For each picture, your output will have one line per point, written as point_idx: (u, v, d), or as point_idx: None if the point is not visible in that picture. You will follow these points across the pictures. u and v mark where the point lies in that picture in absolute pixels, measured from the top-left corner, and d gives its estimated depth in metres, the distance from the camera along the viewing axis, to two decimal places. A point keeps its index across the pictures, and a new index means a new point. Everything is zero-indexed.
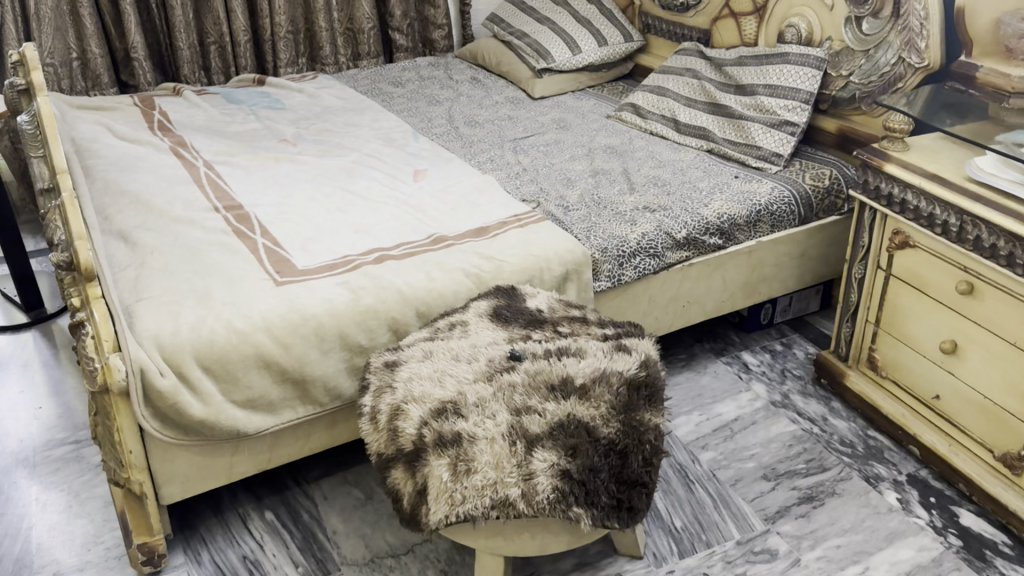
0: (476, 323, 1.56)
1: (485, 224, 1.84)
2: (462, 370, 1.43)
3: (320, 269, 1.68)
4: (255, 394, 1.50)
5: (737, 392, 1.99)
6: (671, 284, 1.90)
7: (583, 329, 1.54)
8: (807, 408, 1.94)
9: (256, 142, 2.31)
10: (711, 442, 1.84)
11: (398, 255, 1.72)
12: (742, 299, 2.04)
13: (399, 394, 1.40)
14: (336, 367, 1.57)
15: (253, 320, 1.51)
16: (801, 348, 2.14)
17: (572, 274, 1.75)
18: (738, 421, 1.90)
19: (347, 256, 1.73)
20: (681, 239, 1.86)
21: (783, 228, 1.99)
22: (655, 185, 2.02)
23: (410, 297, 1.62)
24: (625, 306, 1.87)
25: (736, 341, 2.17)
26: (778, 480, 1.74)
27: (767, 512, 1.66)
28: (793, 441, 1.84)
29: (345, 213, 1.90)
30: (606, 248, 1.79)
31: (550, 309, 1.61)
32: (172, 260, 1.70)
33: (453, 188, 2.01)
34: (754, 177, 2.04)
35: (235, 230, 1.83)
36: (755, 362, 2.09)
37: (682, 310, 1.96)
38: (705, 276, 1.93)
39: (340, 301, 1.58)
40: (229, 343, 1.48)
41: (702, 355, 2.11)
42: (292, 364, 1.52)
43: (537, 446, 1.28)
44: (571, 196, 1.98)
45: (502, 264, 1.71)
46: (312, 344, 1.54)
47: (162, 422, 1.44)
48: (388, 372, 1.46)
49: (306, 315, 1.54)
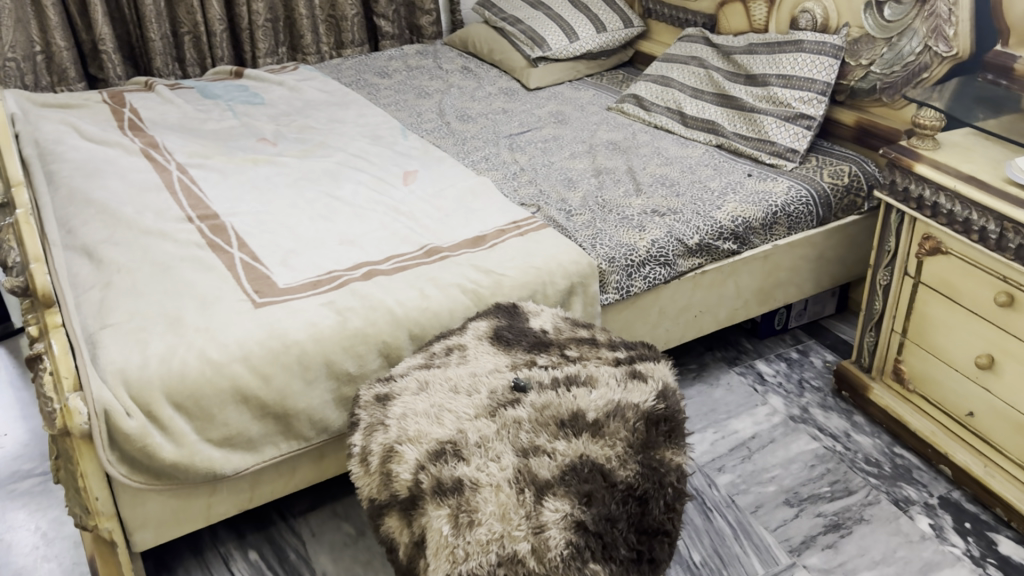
0: (475, 348, 1.42)
1: (482, 233, 1.70)
2: (461, 404, 1.29)
3: (303, 288, 1.54)
4: (233, 431, 1.36)
5: (753, 407, 1.86)
6: (683, 293, 1.76)
7: (593, 353, 1.41)
8: (829, 423, 1.82)
9: (233, 141, 2.16)
10: (728, 463, 1.72)
11: (388, 270, 1.58)
12: (757, 307, 1.91)
13: (392, 433, 1.26)
14: (322, 398, 1.43)
15: (229, 349, 1.38)
16: (819, 355, 2.01)
17: (578, 287, 1.61)
18: (756, 439, 1.78)
19: (332, 271, 1.58)
20: (693, 246, 1.73)
21: (800, 230, 1.86)
22: (663, 186, 1.89)
23: (402, 318, 1.48)
24: (634, 319, 1.73)
25: (750, 349, 2.04)
26: (801, 506, 1.62)
27: (792, 543, 1.54)
28: (816, 461, 1.72)
29: (329, 222, 1.75)
30: (614, 257, 1.65)
31: (556, 329, 1.47)
32: (142, 281, 1.56)
33: (445, 192, 1.87)
34: (769, 175, 1.91)
35: (210, 244, 1.68)
36: (770, 372, 1.96)
37: (695, 321, 1.82)
38: (719, 283, 1.80)
39: (325, 324, 1.44)
40: (203, 377, 1.34)
41: (715, 366, 1.98)
42: (272, 397, 1.38)
43: (548, 495, 1.15)
44: (574, 198, 1.84)
45: (502, 277, 1.57)
46: (295, 373, 1.40)
47: (129, 466, 1.30)
48: (379, 406, 1.32)
49: (288, 342, 1.40)
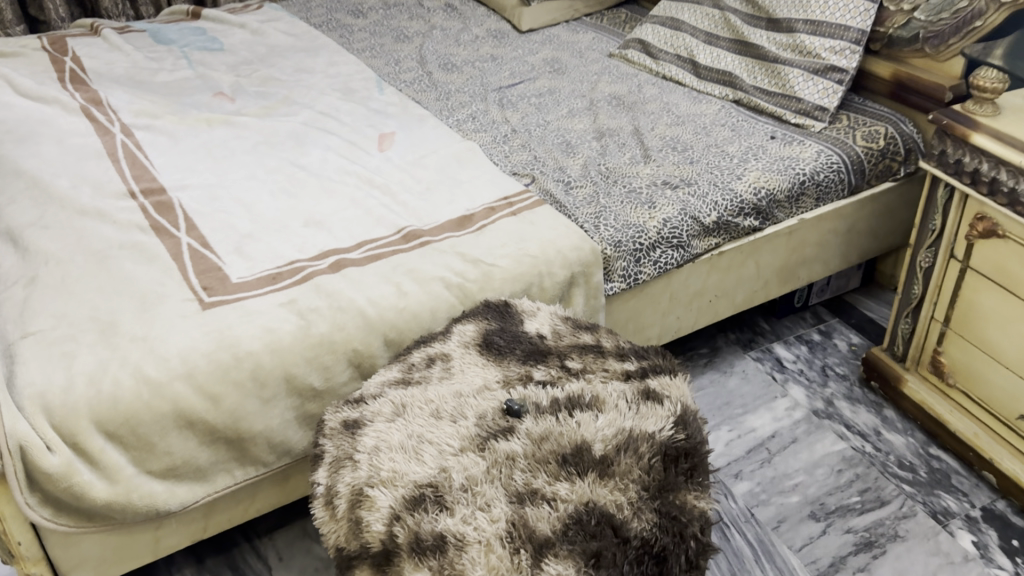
0: (461, 358, 1.22)
1: (469, 211, 1.48)
2: (444, 434, 1.09)
3: (261, 282, 1.32)
4: (178, 461, 1.17)
5: (772, 399, 1.67)
6: (697, 277, 1.55)
7: (598, 364, 1.21)
8: (856, 419, 1.64)
9: (187, 95, 1.91)
10: (745, 469, 1.54)
11: (358, 260, 1.36)
12: (779, 286, 1.70)
13: (362, 471, 1.07)
14: (282, 418, 1.23)
15: (170, 365, 1.17)
16: (843, 338, 1.82)
17: (579, 277, 1.40)
18: (776, 439, 1.59)
19: (294, 260, 1.37)
20: (710, 225, 1.51)
21: (829, 202, 1.65)
22: (674, 151, 1.67)
23: (375, 321, 1.27)
24: (642, 308, 1.52)
25: (767, 331, 1.84)
26: (829, 521, 1.45)
27: (819, 566, 1.37)
28: (843, 465, 1.54)
29: (293, 199, 1.53)
30: (621, 241, 1.44)
31: (554, 333, 1.26)
32: (73, 275, 1.34)
33: (426, 159, 1.64)
34: (795, 137, 1.69)
35: (155, 226, 1.46)
36: (790, 358, 1.77)
37: (710, 305, 1.62)
38: (737, 264, 1.59)
39: (284, 331, 1.23)
40: (139, 400, 1.14)
41: (728, 350, 1.79)
42: (222, 420, 1.18)
43: (547, 555, 0.95)
44: (573, 167, 1.63)
45: (491, 268, 1.35)
46: (248, 391, 1.19)
47: (54, 509, 1.10)
48: (347, 436, 1.11)
49: (240, 355, 1.20)
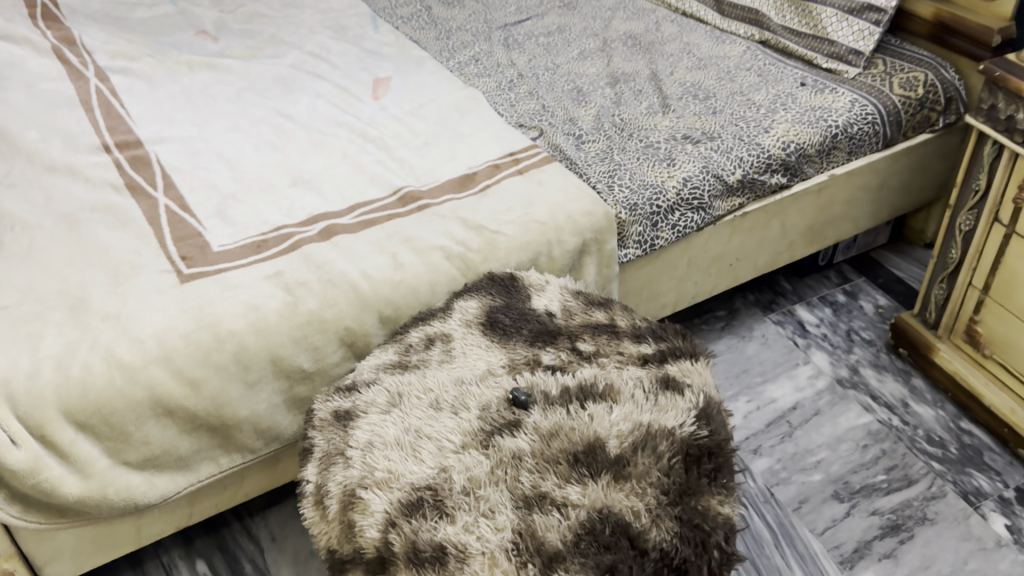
0: (463, 339, 1.12)
1: (472, 169, 1.36)
2: (444, 428, 1.00)
3: (245, 251, 1.22)
4: (157, 451, 1.08)
5: (793, 367, 1.58)
6: (718, 240, 1.44)
7: (613, 348, 1.10)
8: (883, 389, 1.54)
9: (167, 34, 1.77)
10: (765, 444, 1.45)
11: (350, 226, 1.25)
12: (804, 246, 1.59)
13: (355, 470, 0.97)
14: (269, 402, 1.13)
15: (145, 347, 1.07)
16: (870, 300, 1.72)
17: (591, 245, 1.29)
18: (798, 411, 1.50)
19: (282, 226, 1.26)
20: (734, 184, 1.39)
21: (861, 155, 1.52)
22: (695, 100, 1.54)
23: (369, 296, 1.16)
24: (658, 275, 1.42)
25: (789, 291, 1.74)
26: (853, 502, 1.36)
27: (843, 551, 1.30)
28: (868, 441, 1.45)
29: (280, 155, 1.41)
30: (637, 204, 1.32)
31: (564, 311, 1.16)
32: (41, 242, 1.23)
33: (425, 109, 1.51)
34: (827, 84, 1.55)
35: (130, 184, 1.34)
36: (813, 321, 1.67)
37: (731, 269, 1.51)
38: (761, 224, 1.48)
39: (270, 309, 1.13)
40: (112, 387, 1.04)
41: (747, 314, 1.68)
42: (204, 406, 1.09)
43: (557, 571, 0.86)
44: (584, 117, 1.50)
45: (495, 236, 1.24)
46: (231, 375, 1.09)
47: (23, 506, 1.02)
48: (338, 429, 1.02)
49: (222, 336, 1.10)
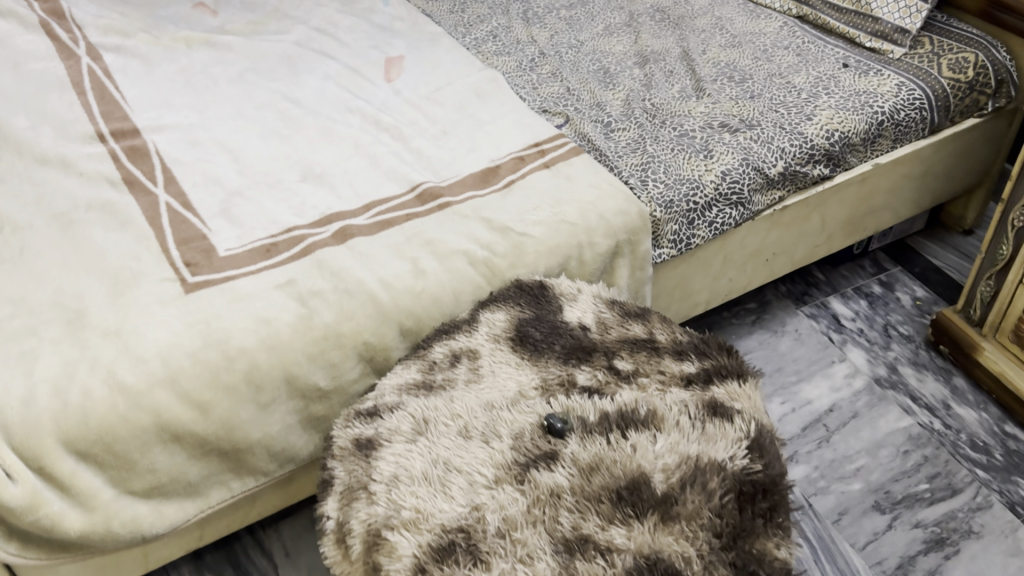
0: (491, 356, 1.04)
1: (495, 161, 1.27)
2: (475, 459, 0.93)
3: (254, 256, 1.13)
4: (164, 478, 1.00)
5: (829, 365, 1.51)
6: (755, 235, 1.35)
7: (653, 366, 1.03)
8: (923, 389, 1.47)
9: (163, 7, 1.66)
10: (801, 449, 1.39)
11: (366, 227, 1.17)
12: (843, 238, 1.51)
13: (380, 508, 0.90)
14: (282, 423, 1.05)
15: (149, 368, 0.99)
16: (907, 291, 1.64)
17: (625, 247, 1.20)
18: (835, 413, 1.44)
19: (292, 227, 1.17)
20: (775, 177, 1.30)
21: (906, 143, 1.43)
22: (731, 83, 1.44)
23: (389, 308, 1.08)
24: (692, 273, 1.33)
25: (822, 282, 1.66)
26: (895, 513, 1.30)
27: (885, 567, 1.23)
28: (909, 446, 1.39)
29: (288, 145, 1.31)
30: (673, 201, 1.23)
31: (599, 324, 1.07)
32: (33, 245, 1.14)
33: (442, 93, 1.41)
34: (871, 66, 1.45)
35: (128, 179, 1.24)
36: (848, 315, 1.59)
37: (767, 264, 1.43)
38: (801, 218, 1.39)
39: (283, 323, 1.04)
40: (114, 412, 0.96)
41: (779, 307, 1.61)
42: (213, 430, 1.01)
43: None
44: (613, 102, 1.41)
45: (523, 239, 1.15)
46: (243, 397, 1.02)
47: (21, 542, 0.95)
48: (360, 459, 0.95)
49: (231, 354, 1.02)
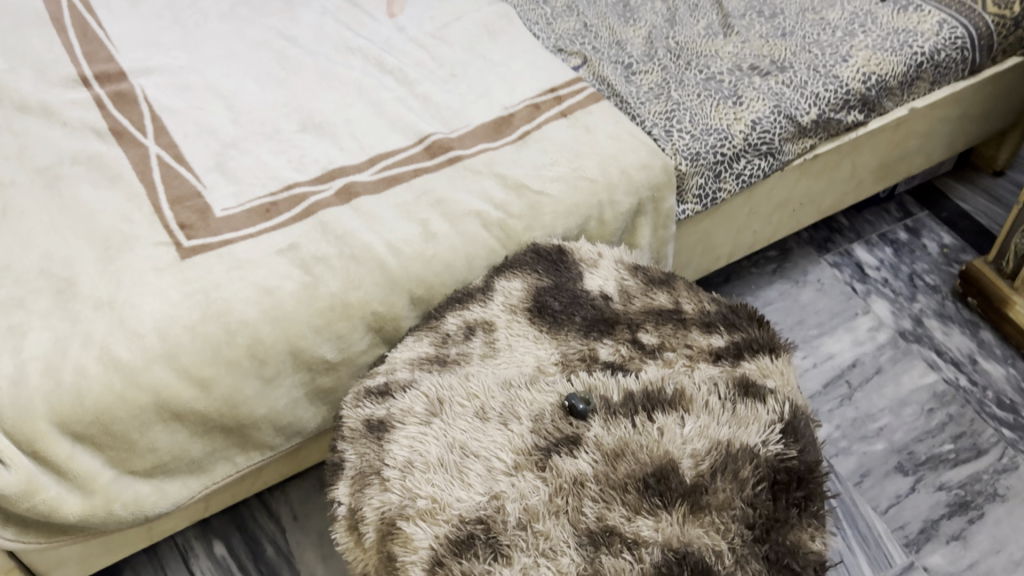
0: (508, 329, 0.99)
1: (509, 110, 1.18)
2: (493, 443, 0.88)
3: (254, 216, 1.06)
4: (167, 456, 0.96)
5: (852, 318, 1.46)
6: (783, 186, 1.28)
7: (680, 340, 0.97)
8: (949, 344, 1.42)
9: None
10: (822, 407, 1.35)
11: (373, 184, 1.09)
12: (872, 185, 1.43)
13: (393, 496, 0.85)
14: (289, 397, 1.00)
15: (146, 343, 0.93)
16: (934, 238, 1.57)
17: (647, 206, 1.14)
18: (857, 369, 1.39)
19: (294, 184, 1.09)
20: (807, 125, 1.22)
21: (946, 85, 1.34)
22: (761, 21, 1.36)
23: (398, 275, 1.02)
24: (716, 227, 1.26)
25: (845, 228, 1.60)
26: (918, 475, 1.27)
27: (907, 532, 1.21)
28: (934, 404, 1.34)
29: (286, 90, 1.22)
30: (699, 153, 1.16)
31: (622, 293, 1.02)
32: (16, 204, 1.06)
33: (450, 30, 1.32)
34: (910, 2, 1.36)
35: (116, 128, 1.16)
36: (872, 264, 1.54)
37: (794, 214, 1.36)
38: (831, 166, 1.32)
39: (287, 293, 0.98)
40: (111, 391, 0.91)
41: (800, 256, 1.55)
42: (216, 407, 0.96)
43: None
44: (635, 42, 1.32)
45: (539, 198, 1.08)
46: (246, 372, 0.96)
47: (19, 526, 0.91)
48: (372, 442, 0.90)
49: (232, 327, 0.95)
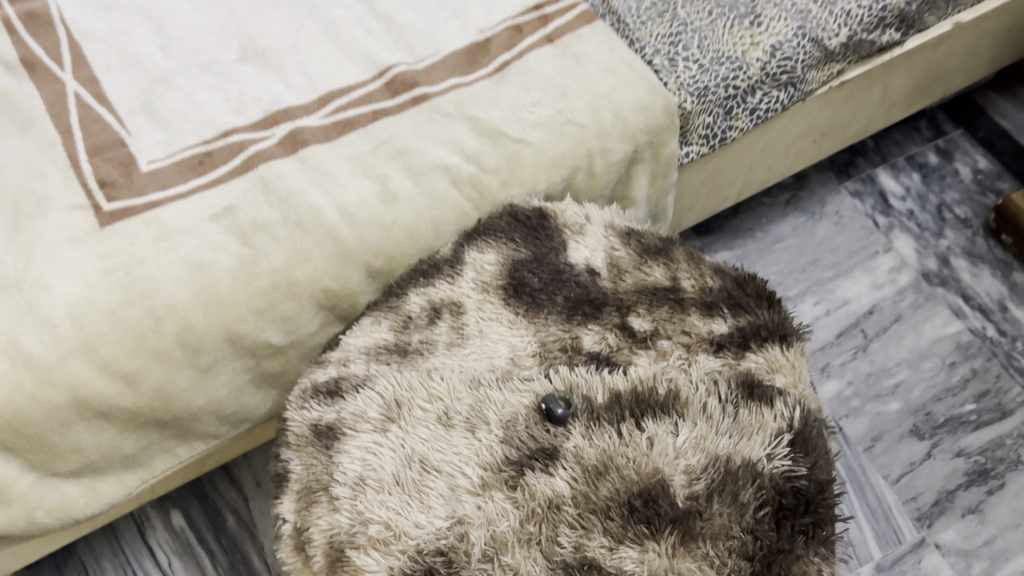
0: (478, 311, 0.86)
1: (486, 33, 1.00)
2: (458, 456, 0.76)
3: (184, 171, 0.90)
4: (95, 456, 0.85)
5: (871, 258, 1.32)
6: (803, 118, 1.12)
7: (676, 326, 0.84)
8: (977, 287, 1.29)
9: None
10: (834, 361, 1.23)
11: (322, 130, 0.93)
12: (903, 107, 1.26)
13: (343, 518, 0.75)
14: (230, 385, 0.89)
15: (59, 334, 0.80)
16: (967, 162, 1.41)
17: (643, 153, 0.99)
18: (875, 316, 1.26)
19: (231, 130, 0.93)
20: (835, 48, 1.04)
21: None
22: None
23: (352, 246, 0.88)
24: (724, 167, 1.11)
25: (869, 150, 1.43)
26: (935, 439, 1.16)
27: (920, 504, 1.12)
28: (957, 357, 1.23)
29: (224, 7, 1.04)
30: (707, 87, 1.00)
31: (611, 268, 0.88)
32: None
33: None
34: None
35: (26, 57, 0.98)
36: (898, 194, 1.38)
37: (813, 146, 1.20)
38: (859, 93, 1.14)
39: (222, 270, 0.85)
40: (20, 393, 0.79)
41: (818, 183, 1.39)
42: (147, 402, 0.84)
43: None
44: None
45: (519, 149, 0.93)
46: (178, 363, 0.84)
47: None
48: (320, 451, 0.79)
49: (159, 312, 0.83)
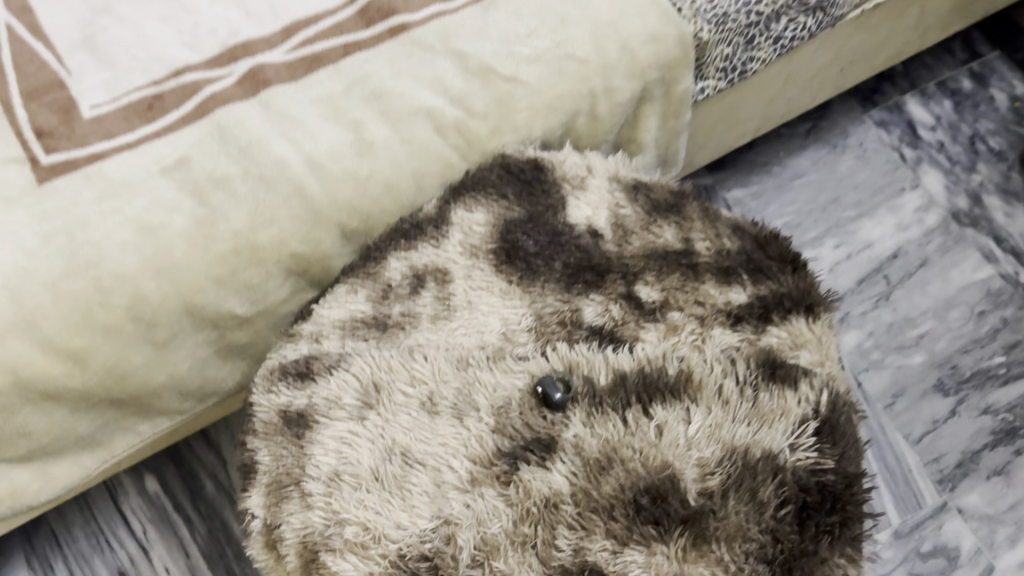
0: (466, 280, 0.78)
1: None
2: (444, 446, 0.68)
3: (131, 119, 0.77)
4: (45, 441, 0.78)
5: (897, 195, 1.21)
6: (830, 46, 1.00)
7: (689, 296, 0.75)
8: (1011, 228, 1.19)
9: None
10: (854, 310, 1.14)
11: (286, 67, 0.80)
12: (940, 29, 1.14)
13: (318, 518, 0.67)
14: (192, 358, 0.81)
15: None
16: (1003, 88, 1.29)
17: (653, 91, 0.88)
18: (899, 261, 1.16)
19: (184, 69, 0.79)
20: None
21: None
22: None
23: (323, 204, 0.78)
24: (740, 103, 1.00)
25: (897, 73, 1.31)
26: (960, 395, 1.09)
27: (942, 465, 1.05)
28: (987, 306, 1.14)
29: None
30: (727, 14, 0.87)
31: (616, 228, 0.80)
32: None
33: None
34: None
35: None
36: (927, 123, 1.27)
37: (840, 75, 1.09)
38: (894, 15, 1.02)
39: (175, 233, 0.74)
40: None
41: (841, 112, 1.27)
42: (98, 381, 0.76)
43: None
44: None
45: (512, 90, 0.82)
46: (130, 338, 0.75)
47: None
48: (291, 441, 0.72)
49: (106, 284, 0.73)
